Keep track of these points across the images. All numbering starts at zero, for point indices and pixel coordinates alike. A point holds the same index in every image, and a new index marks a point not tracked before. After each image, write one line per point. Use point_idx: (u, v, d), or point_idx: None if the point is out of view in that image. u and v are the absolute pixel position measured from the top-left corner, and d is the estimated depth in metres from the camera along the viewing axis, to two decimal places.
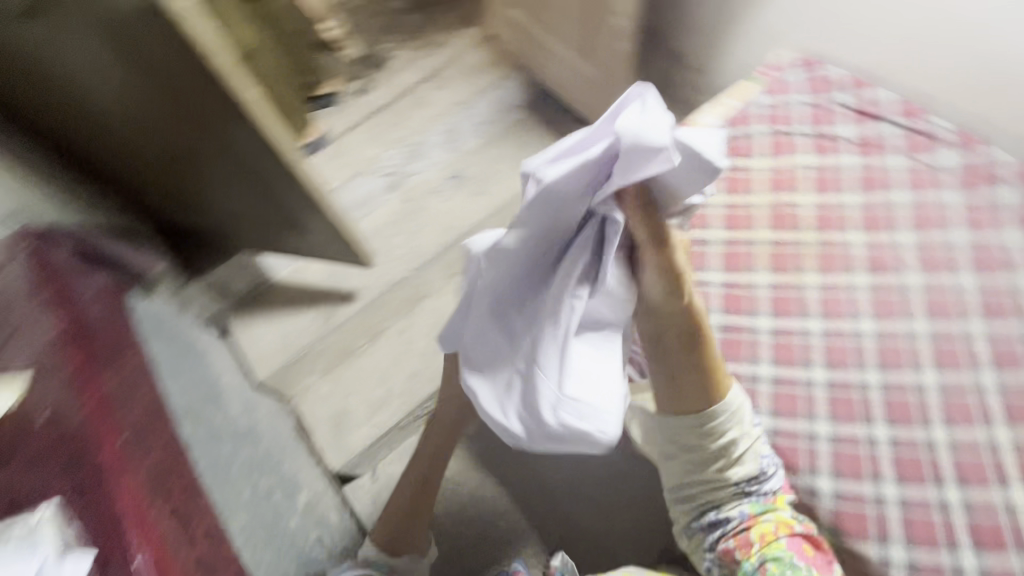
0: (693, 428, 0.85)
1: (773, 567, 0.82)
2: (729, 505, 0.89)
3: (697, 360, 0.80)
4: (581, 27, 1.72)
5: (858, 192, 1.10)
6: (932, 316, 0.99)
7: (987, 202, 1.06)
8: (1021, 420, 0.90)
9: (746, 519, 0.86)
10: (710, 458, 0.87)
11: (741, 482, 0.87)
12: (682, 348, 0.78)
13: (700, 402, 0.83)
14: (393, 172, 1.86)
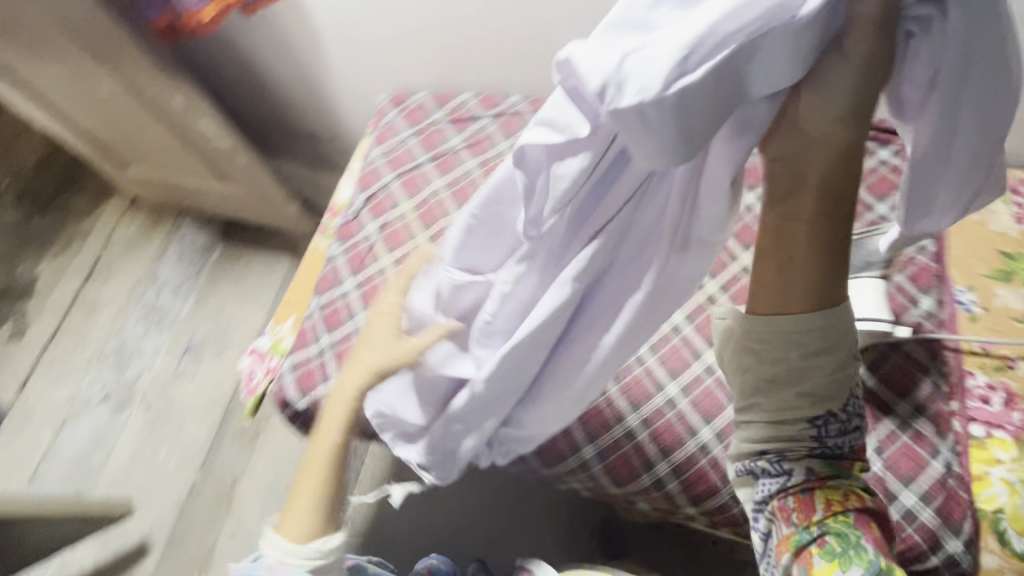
0: (795, 353, 0.50)
1: (831, 561, 0.51)
2: (798, 462, 0.54)
3: (819, 257, 0.46)
4: (190, 150, 1.24)
5: None
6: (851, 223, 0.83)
7: None
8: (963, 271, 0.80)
9: (808, 484, 0.54)
10: (785, 388, 0.52)
11: (827, 426, 0.53)
12: (800, 227, 0.45)
13: (804, 306, 0.49)
14: (110, 393, 1.52)
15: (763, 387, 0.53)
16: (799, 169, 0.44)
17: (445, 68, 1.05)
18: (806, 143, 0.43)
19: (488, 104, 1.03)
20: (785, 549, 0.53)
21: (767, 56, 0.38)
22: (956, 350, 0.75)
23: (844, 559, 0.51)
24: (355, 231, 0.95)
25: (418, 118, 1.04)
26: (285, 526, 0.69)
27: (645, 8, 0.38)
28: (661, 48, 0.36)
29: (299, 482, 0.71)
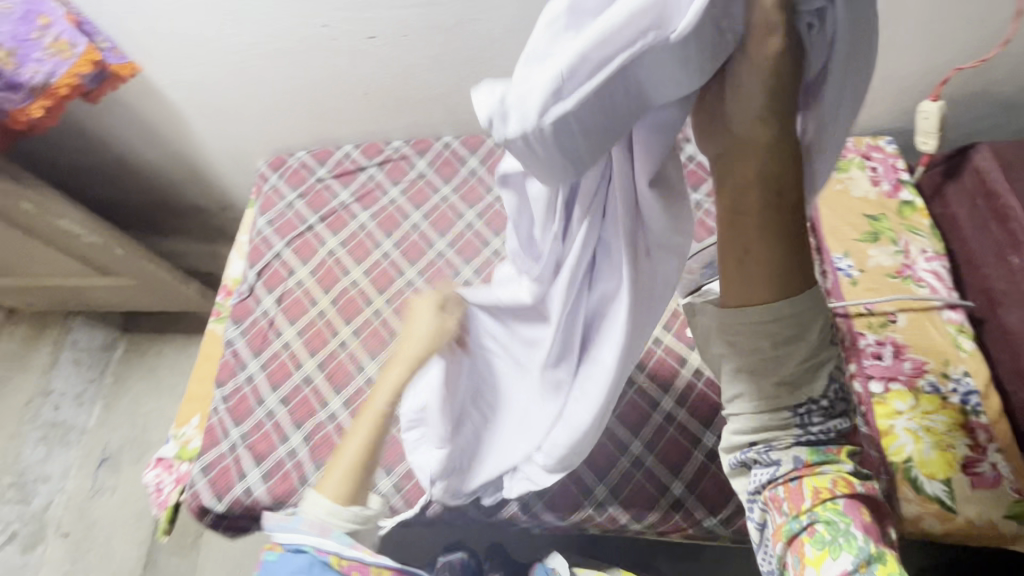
0: (764, 349, 0.44)
1: (821, 550, 0.46)
2: (786, 450, 0.48)
3: (773, 247, 0.40)
4: (58, 253, 1.12)
5: None
6: None
7: None
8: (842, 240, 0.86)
9: (797, 471, 0.48)
10: (766, 370, 0.46)
11: (810, 413, 0.47)
12: (750, 220, 0.40)
13: (768, 297, 0.42)
14: (16, 530, 1.35)
15: (738, 384, 0.47)
16: (733, 163, 0.39)
17: (319, 126, 1.02)
18: (737, 139, 0.39)
19: (370, 155, 1.01)
20: (778, 539, 0.49)
21: (657, 65, 0.34)
22: (845, 315, 0.80)
23: (835, 550, 0.45)
24: (253, 307, 0.90)
25: (300, 180, 1.01)
26: (326, 483, 0.62)
27: (548, 39, 0.35)
28: (537, 78, 0.33)
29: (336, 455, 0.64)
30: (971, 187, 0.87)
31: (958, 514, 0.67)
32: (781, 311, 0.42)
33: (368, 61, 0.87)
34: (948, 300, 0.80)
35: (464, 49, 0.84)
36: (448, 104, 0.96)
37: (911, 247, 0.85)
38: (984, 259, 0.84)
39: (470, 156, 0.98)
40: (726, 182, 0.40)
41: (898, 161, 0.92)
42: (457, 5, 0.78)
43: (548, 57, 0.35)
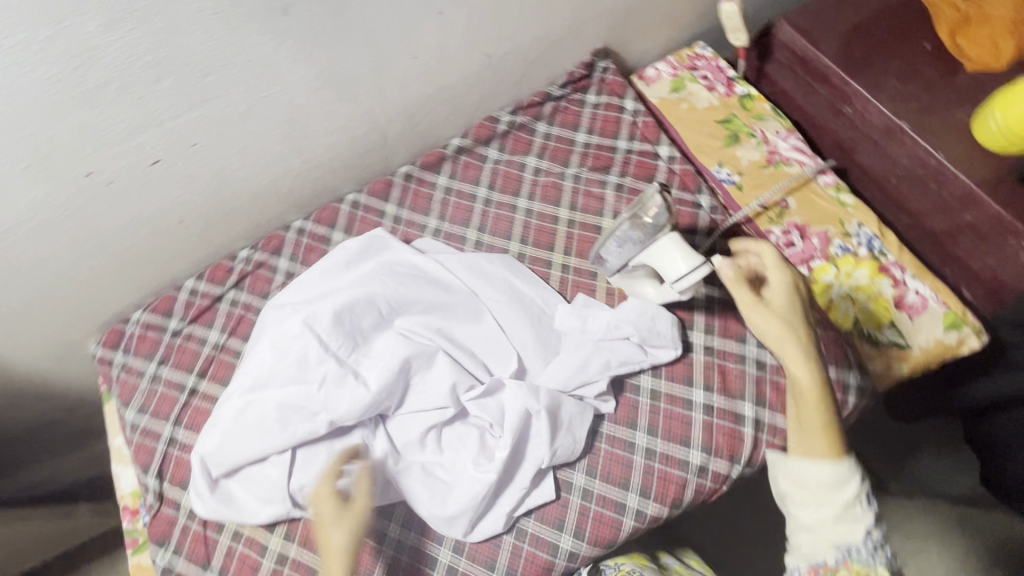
0: (834, 507, 0.60)
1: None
2: (830, 555, 0.60)
3: (826, 446, 0.62)
4: None
5: (410, 225, 0.89)
6: (608, 180, 0.88)
7: (518, 73, 0.88)
8: (706, 157, 0.90)
9: (836, 566, 0.60)
10: (821, 500, 0.62)
11: (862, 550, 0.59)
12: (815, 429, 0.63)
13: (827, 464, 0.62)
14: None
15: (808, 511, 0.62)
16: (797, 391, 0.65)
17: (142, 276, 0.85)
18: (794, 378, 0.65)
19: (220, 279, 0.88)
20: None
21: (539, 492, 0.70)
22: (748, 221, 0.84)
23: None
24: (172, 515, 0.76)
25: (154, 345, 0.85)
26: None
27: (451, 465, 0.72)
28: (468, 491, 0.69)
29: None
30: (785, 62, 0.94)
31: (913, 348, 0.74)
32: (840, 486, 0.61)
33: (165, 189, 0.72)
34: (817, 168, 0.86)
35: (270, 131, 0.73)
36: (281, 190, 0.84)
37: (767, 133, 0.90)
38: (822, 118, 0.92)
39: (333, 232, 0.89)
40: (805, 399, 0.64)
41: (719, 61, 0.97)
42: (237, 91, 0.65)
43: (456, 484, 0.71)
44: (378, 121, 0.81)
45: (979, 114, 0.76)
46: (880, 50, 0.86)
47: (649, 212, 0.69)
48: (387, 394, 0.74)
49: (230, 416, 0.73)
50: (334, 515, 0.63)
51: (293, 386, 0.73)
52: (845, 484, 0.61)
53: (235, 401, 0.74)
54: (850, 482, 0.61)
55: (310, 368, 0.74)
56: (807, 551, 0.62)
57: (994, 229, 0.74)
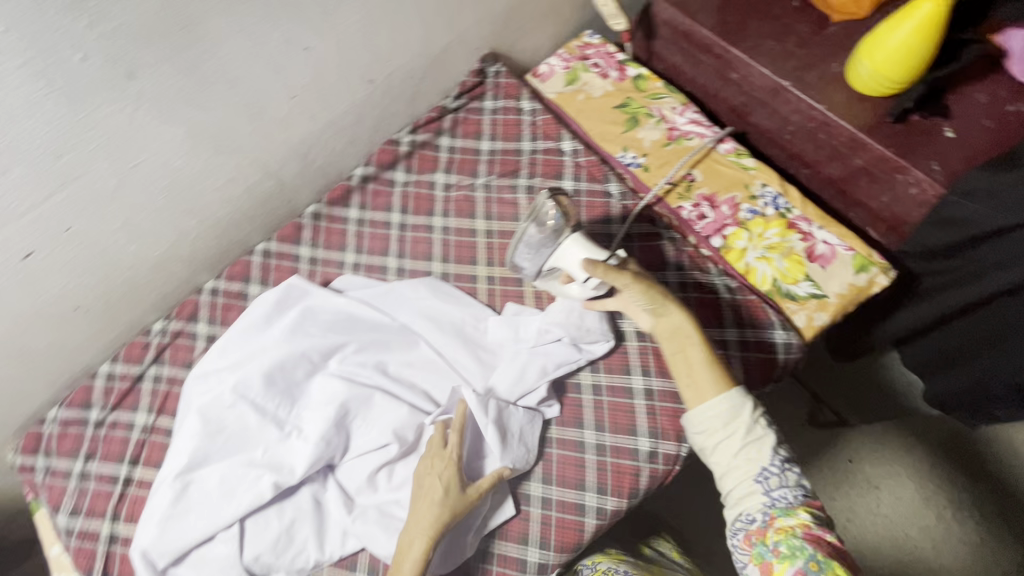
0: (735, 435, 0.63)
1: (782, 563, 0.56)
2: (755, 503, 0.61)
3: (714, 381, 0.64)
4: None
5: (328, 264, 0.87)
6: (519, 184, 0.88)
7: (409, 92, 0.86)
8: (611, 145, 0.90)
9: (765, 527, 0.59)
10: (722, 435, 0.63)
11: (771, 468, 0.61)
12: (701, 367, 0.65)
13: (721, 395, 0.63)
14: None
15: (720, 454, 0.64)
16: (675, 342, 0.67)
17: (50, 372, 0.79)
18: (668, 329, 0.67)
19: (137, 358, 0.83)
20: (754, 564, 0.59)
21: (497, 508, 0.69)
22: (659, 201, 0.85)
23: (792, 562, 0.56)
24: None
25: (78, 441, 0.80)
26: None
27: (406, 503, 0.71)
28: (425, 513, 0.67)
29: (399, 557, 0.63)
30: (670, 37, 0.95)
31: (829, 296, 0.76)
32: (737, 414, 0.63)
33: (49, 280, 0.68)
34: (715, 138, 0.88)
35: (151, 199, 0.69)
36: (182, 255, 0.80)
37: (664, 111, 0.91)
38: (714, 86, 0.94)
39: (249, 286, 0.85)
40: (684, 345, 0.66)
41: (608, 47, 0.97)
42: (102, 166, 0.62)
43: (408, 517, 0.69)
44: (270, 167, 0.78)
45: (852, 62, 0.79)
46: (753, 14, 0.88)
47: (548, 216, 0.70)
48: (328, 443, 0.72)
49: (167, 503, 0.70)
50: (439, 495, 0.65)
51: (237, 456, 0.72)
52: (741, 411, 0.63)
53: (170, 488, 0.71)
54: (744, 406, 0.63)
55: (253, 436, 0.73)
56: (735, 494, 0.63)
57: (882, 169, 0.78)
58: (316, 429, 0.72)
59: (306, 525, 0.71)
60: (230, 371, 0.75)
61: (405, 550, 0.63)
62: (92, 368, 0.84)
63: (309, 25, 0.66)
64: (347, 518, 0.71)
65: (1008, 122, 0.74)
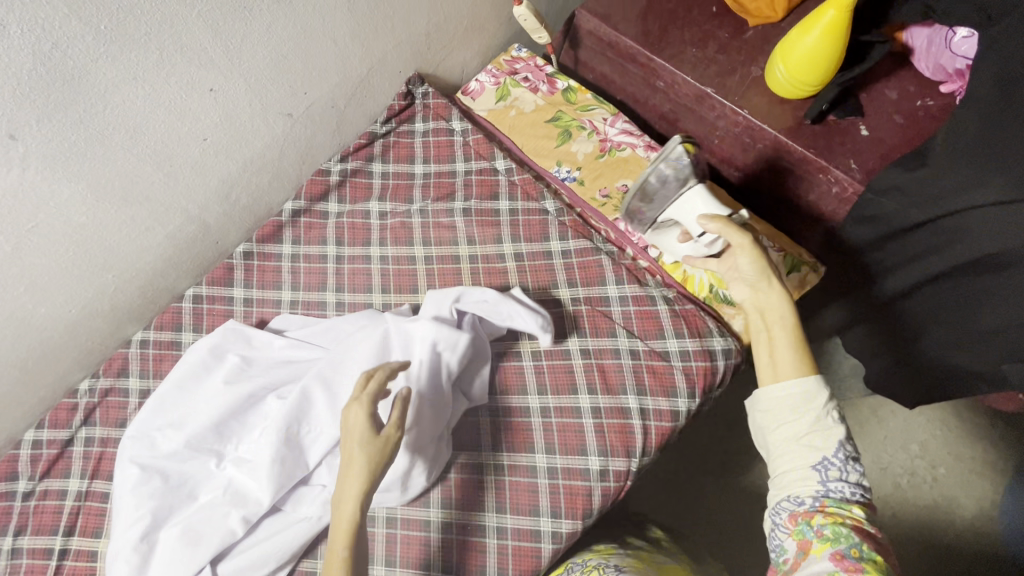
0: (805, 420, 0.55)
1: (823, 543, 0.51)
2: (807, 489, 0.55)
3: (796, 361, 0.57)
4: None
5: (264, 304, 0.84)
6: (454, 206, 0.86)
7: (333, 121, 0.84)
8: (545, 160, 0.90)
9: (813, 511, 0.53)
10: (791, 417, 0.56)
11: (835, 462, 0.54)
12: (785, 349, 0.58)
13: (799, 378, 0.56)
14: None
15: (779, 438, 0.57)
16: (766, 320, 0.60)
17: None
18: (760, 303, 0.62)
19: (65, 421, 0.79)
20: (792, 538, 0.55)
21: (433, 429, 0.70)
22: (595, 214, 0.85)
23: (834, 545, 0.51)
24: None
25: (5, 516, 0.75)
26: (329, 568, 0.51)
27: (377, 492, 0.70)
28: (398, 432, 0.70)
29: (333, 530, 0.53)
30: (595, 47, 0.96)
31: None
32: (809, 402, 0.56)
33: None
34: (646, 147, 0.88)
35: (57, 258, 0.65)
36: (102, 309, 0.76)
37: (595, 123, 0.91)
38: (643, 94, 0.95)
39: (181, 335, 0.82)
40: (777, 325, 0.59)
41: (536, 60, 0.97)
42: None
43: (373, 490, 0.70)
44: (189, 211, 0.75)
45: (768, 65, 0.81)
46: (673, 22, 0.89)
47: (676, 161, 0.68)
48: (282, 463, 0.69)
49: (131, 570, 0.65)
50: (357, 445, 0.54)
51: (199, 502, 0.69)
52: (814, 399, 0.55)
53: (134, 553, 0.65)
54: (819, 395, 0.55)
55: (211, 479, 0.71)
56: (784, 478, 0.56)
57: (806, 170, 0.80)
58: (263, 453, 0.69)
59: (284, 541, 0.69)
60: (174, 427, 0.72)
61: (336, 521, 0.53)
62: (14, 437, 0.79)
63: (211, 65, 0.63)
64: (318, 506, 0.69)
65: (917, 117, 0.77)
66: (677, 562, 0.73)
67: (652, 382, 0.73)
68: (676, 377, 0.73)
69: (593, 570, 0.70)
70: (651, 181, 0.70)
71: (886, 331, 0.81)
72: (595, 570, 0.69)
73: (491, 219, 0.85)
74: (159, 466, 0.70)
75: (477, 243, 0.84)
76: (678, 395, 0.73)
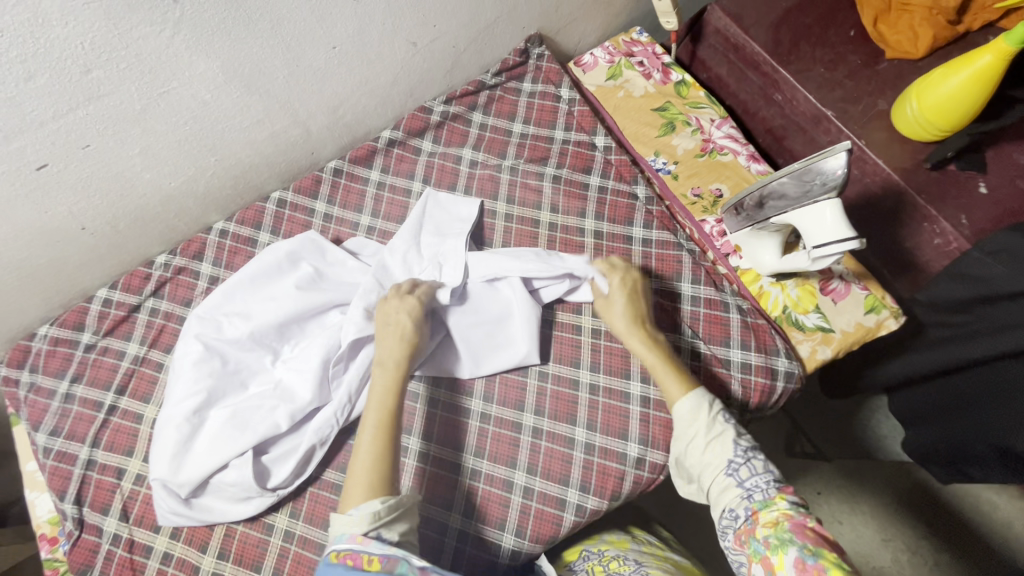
0: (698, 438, 0.62)
1: (777, 554, 0.51)
2: (734, 501, 0.57)
3: (677, 380, 0.66)
4: None
5: (342, 222, 0.85)
6: (544, 172, 0.86)
7: (448, 61, 0.84)
8: (642, 147, 0.89)
9: (751, 524, 0.55)
10: (689, 434, 0.62)
11: (735, 460, 0.59)
12: (664, 375, 0.67)
13: (683, 407, 0.64)
14: None
15: (694, 462, 0.62)
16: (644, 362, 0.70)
17: (46, 290, 0.77)
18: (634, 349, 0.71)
19: (136, 288, 0.82)
20: (754, 565, 0.54)
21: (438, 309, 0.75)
22: (682, 211, 0.85)
23: (784, 550, 0.50)
24: (96, 540, 0.72)
25: (66, 362, 0.79)
26: (348, 500, 0.54)
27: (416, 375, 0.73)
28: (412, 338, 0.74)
29: (357, 452, 0.58)
30: (718, 47, 0.94)
31: (836, 331, 0.76)
32: (697, 416, 0.63)
33: (57, 196, 0.66)
34: (749, 156, 0.86)
35: (175, 128, 0.67)
36: (197, 191, 0.78)
37: (701, 122, 0.89)
38: (755, 104, 0.94)
39: (259, 233, 0.84)
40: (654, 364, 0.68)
41: (655, 47, 0.95)
42: (130, 86, 0.60)
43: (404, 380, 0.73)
44: (299, 114, 0.76)
45: (898, 101, 0.79)
46: (807, 37, 0.87)
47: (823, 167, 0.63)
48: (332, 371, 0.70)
49: (179, 439, 0.68)
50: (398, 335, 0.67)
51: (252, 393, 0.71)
52: (701, 410, 0.63)
53: (185, 423, 0.68)
54: (705, 405, 0.63)
55: (264, 373, 0.73)
56: (715, 495, 0.59)
57: (911, 214, 0.78)
58: (320, 357, 0.71)
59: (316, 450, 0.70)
60: (241, 316, 0.74)
61: (362, 440, 0.59)
62: (87, 292, 0.82)
63: None
64: None
65: None
66: (688, 561, 0.73)
67: (707, 386, 0.73)
68: (732, 386, 0.73)
69: (611, 561, 0.69)
70: (782, 181, 0.68)
71: (951, 394, 0.77)
72: (614, 559, 0.69)
73: (578, 192, 0.85)
74: (220, 349, 0.72)
75: (560, 212, 0.84)
76: (730, 404, 0.73)
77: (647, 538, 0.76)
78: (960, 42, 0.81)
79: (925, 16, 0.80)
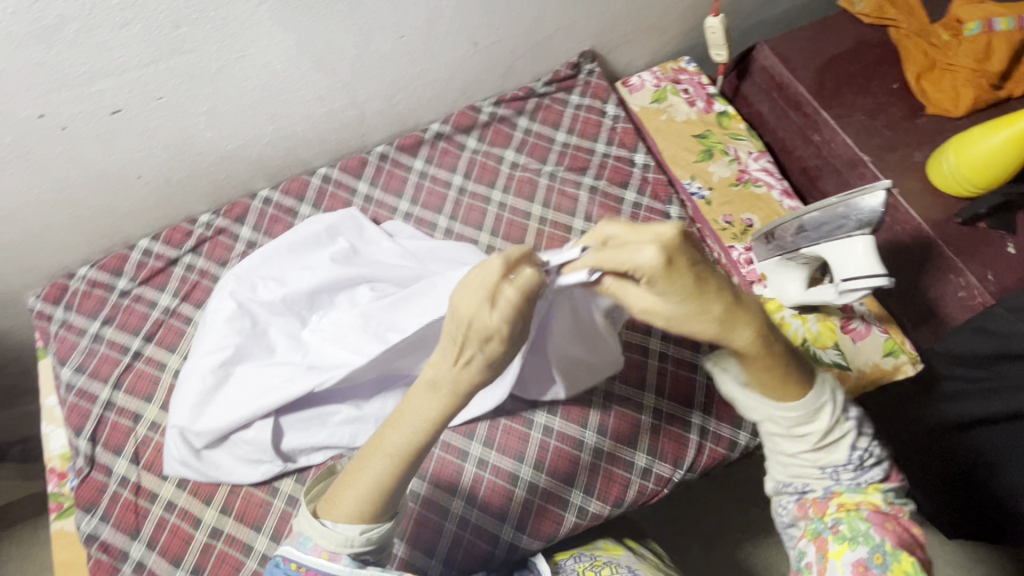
0: (806, 444, 0.52)
1: (840, 544, 0.49)
2: (818, 481, 0.54)
3: (779, 392, 0.51)
4: None
5: (380, 205, 0.88)
6: (582, 181, 0.89)
7: (503, 66, 0.88)
8: (679, 170, 0.92)
9: (824, 505, 0.53)
10: (785, 431, 0.52)
11: (845, 466, 0.52)
12: (765, 383, 0.50)
13: (791, 402, 0.51)
14: None
15: (780, 442, 0.54)
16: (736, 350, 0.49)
17: (94, 232, 0.80)
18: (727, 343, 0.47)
19: (177, 243, 0.84)
20: (807, 539, 0.52)
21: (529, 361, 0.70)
22: (712, 235, 0.87)
23: (853, 547, 0.49)
24: (103, 480, 0.73)
25: (100, 305, 0.81)
26: (329, 517, 0.49)
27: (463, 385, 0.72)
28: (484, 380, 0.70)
29: (352, 470, 0.49)
30: (763, 84, 0.98)
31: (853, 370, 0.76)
32: (813, 418, 0.51)
33: (124, 141, 0.69)
34: (782, 191, 0.88)
35: (243, 92, 0.70)
36: (249, 156, 0.81)
37: (739, 153, 0.92)
38: (793, 143, 0.96)
39: (301, 205, 0.86)
40: (751, 361, 0.48)
41: (701, 77, 0.98)
42: (211, 46, 0.63)
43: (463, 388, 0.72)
44: (357, 96, 0.80)
45: (936, 155, 0.81)
46: (850, 85, 0.89)
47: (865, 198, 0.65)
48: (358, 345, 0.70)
49: (203, 390, 0.69)
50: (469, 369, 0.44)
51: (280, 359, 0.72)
52: (818, 416, 0.51)
53: (211, 375, 0.70)
54: (822, 409, 0.51)
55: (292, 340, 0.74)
56: (787, 470, 0.55)
57: (936, 266, 0.80)
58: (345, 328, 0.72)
59: (332, 423, 0.71)
60: (277, 281, 0.75)
61: (358, 466, 0.48)
62: (128, 241, 0.85)
63: None
64: None
65: None
66: None
67: (720, 407, 0.74)
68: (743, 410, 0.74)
69: (603, 566, 0.69)
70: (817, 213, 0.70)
71: None
72: (606, 565, 0.69)
73: (613, 204, 0.87)
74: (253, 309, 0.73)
75: (593, 221, 0.86)
76: (741, 427, 0.73)
77: (640, 547, 0.77)
78: (1000, 106, 0.84)
79: (968, 77, 0.82)
